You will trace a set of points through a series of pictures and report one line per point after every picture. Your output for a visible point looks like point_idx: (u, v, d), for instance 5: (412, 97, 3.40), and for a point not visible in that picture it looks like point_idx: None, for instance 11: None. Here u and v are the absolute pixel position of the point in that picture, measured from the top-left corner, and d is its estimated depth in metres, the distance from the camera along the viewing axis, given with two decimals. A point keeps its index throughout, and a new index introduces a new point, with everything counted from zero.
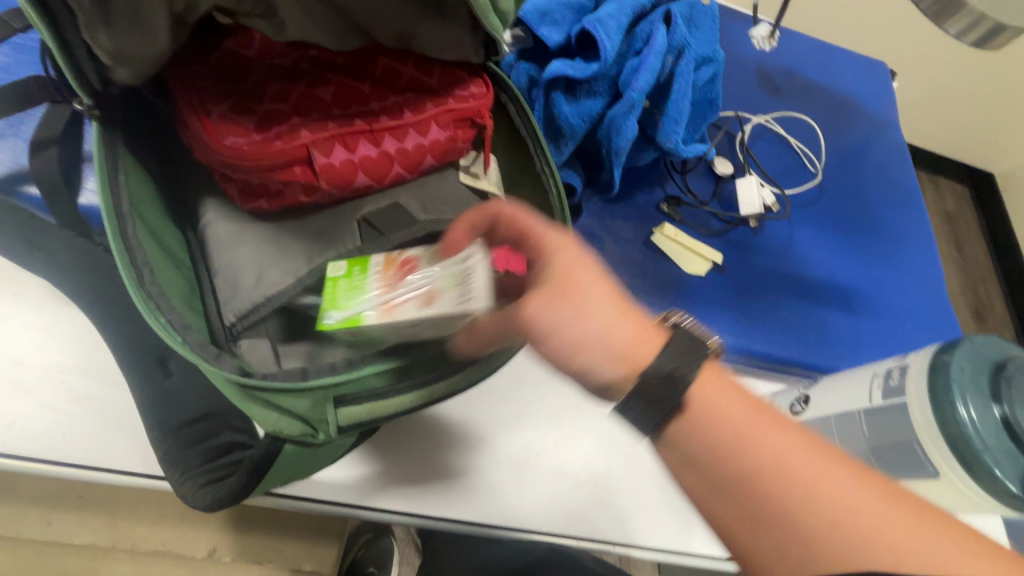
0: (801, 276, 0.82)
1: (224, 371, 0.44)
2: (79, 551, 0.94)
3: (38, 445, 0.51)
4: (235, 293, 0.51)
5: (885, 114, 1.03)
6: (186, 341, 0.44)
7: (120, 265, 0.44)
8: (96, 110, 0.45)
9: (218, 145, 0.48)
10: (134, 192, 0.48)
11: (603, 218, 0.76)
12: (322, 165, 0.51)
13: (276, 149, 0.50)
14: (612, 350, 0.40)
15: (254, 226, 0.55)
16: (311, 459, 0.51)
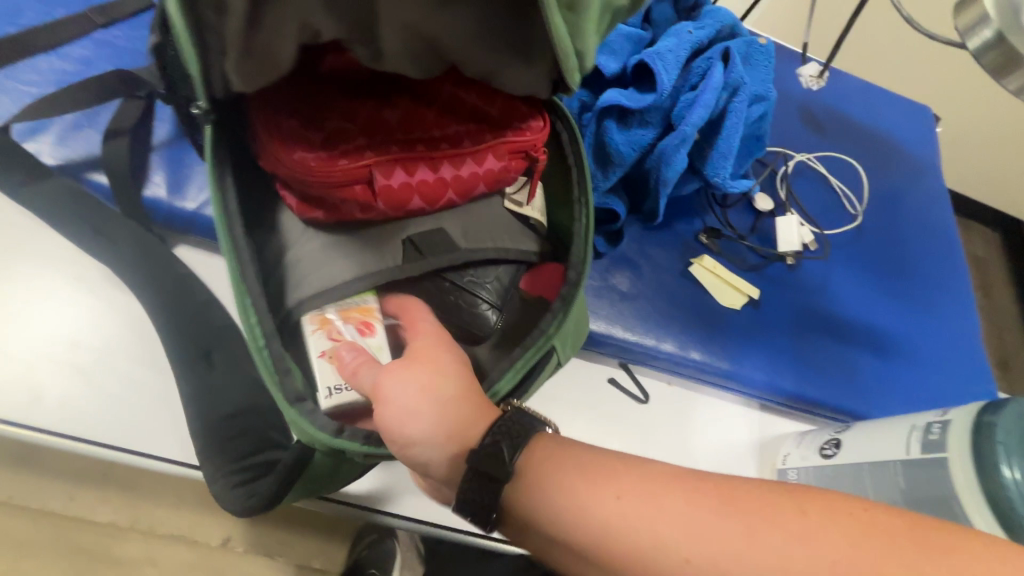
0: (836, 318, 0.81)
1: (283, 393, 0.46)
2: (100, 528, 0.97)
3: (89, 426, 0.53)
4: (300, 284, 0.55)
5: (927, 158, 1.02)
6: (268, 346, 0.47)
7: (227, 257, 0.47)
8: (209, 114, 0.48)
9: (287, 159, 0.50)
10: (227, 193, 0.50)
11: (642, 245, 0.77)
12: (382, 186, 0.53)
13: (340, 168, 0.51)
14: (442, 425, 0.41)
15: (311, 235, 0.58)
16: (336, 471, 0.50)
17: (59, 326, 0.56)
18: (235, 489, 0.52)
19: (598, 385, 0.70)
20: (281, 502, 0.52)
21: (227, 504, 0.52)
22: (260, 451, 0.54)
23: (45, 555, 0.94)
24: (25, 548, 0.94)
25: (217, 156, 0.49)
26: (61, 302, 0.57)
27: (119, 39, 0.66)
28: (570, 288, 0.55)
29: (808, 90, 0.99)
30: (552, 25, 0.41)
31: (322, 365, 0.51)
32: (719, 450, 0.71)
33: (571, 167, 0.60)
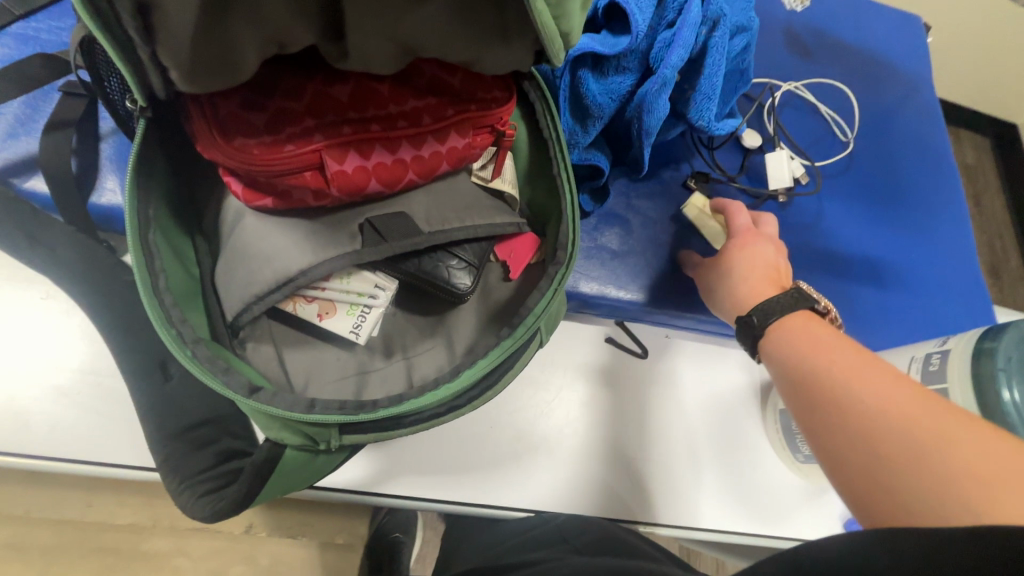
0: (830, 251, 0.80)
1: (234, 390, 0.43)
2: (126, 528, 1.00)
3: (79, 447, 0.53)
4: (233, 287, 0.48)
5: (919, 73, 0.97)
6: (196, 354, 0.42)
7: (135, 273, 0.41)
8: (148, 112, 0.41)
9: (225, 146, 0.44)
10: (154, 197, 0.45)
11: (629, 197, 0.74)
12: (334, 172, 0.46)
13: (284, 153, 0.45)
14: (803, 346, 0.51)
15: (249, 224, 0.49)
16: (311, 466, 0.48)
17: (31, 348, 0.55)
18: (200, 499, 0.49)
19: (595, 346, 0.70)
20: (250, 504, 0.47)
21: (193, 514, 0.48)
22: (229, 459, 0.51)
23: (76, 560, 0.97)
24: (55, 556, 0.97)
25: (141, 158, 0.43)
26: (26, 323, 0.55)
27: (40, 33, 0.60)
28: (559, 268, 0.53)
29: (792, 11, 0.93)
30: (534, 11, 0.37)
31: (331, 322, 0.52)
32: (719, 404, 0.70)
33: (548, 141, 0.56)
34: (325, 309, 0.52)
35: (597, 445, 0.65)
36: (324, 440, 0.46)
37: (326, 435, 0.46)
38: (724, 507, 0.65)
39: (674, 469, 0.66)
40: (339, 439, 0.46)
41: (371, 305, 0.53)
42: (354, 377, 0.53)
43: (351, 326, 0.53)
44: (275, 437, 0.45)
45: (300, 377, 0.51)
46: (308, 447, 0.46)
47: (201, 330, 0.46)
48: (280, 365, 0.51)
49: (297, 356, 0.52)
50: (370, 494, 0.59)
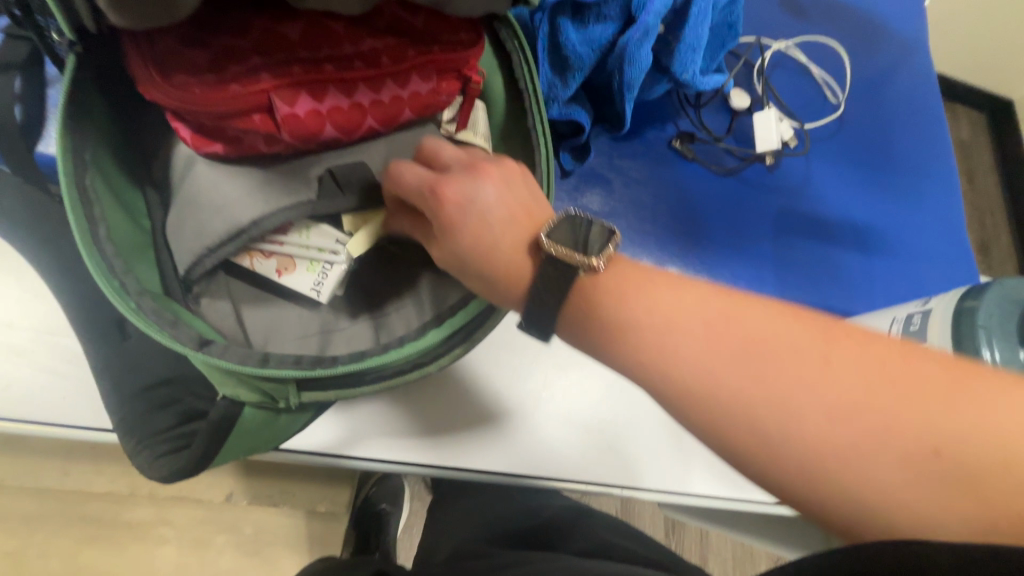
0: (816, 215, 0.78)
1: (181, 342, 0.41)
2: (103, 497, 0.99)
3: (38, 407, 0.51)
4: (185, 237, 0.47)
5: (915, 35, 0.94)
6: (142, 307, 0.41)
7: (72, 223, 0.40)
8: (79, 47, 0.40)
9: (164, 85, 0.42)
10: (94, 143, 0.43)
11: (611, 157, 0.72)
12: (284, 115, 0.44)
13: (229, 94, 0.42)
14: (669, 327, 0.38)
15: (200, 171, 0.48)
16: (271, 425, 0.48)
17: None
18: (158, 460, 0.47)
19: None
20: (205, 466, 0.47)
21: (150, 475, 0.47)
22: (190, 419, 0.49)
23: (56, 527, 0.97)
24: (35, 523, 0.97)
25: (73, 97, 0.41)
26: None
27: None
28: None
29: None
30: None
31: (291, 279, 0.51)
32: None
33: (523, 92, 0.53)
34: (285, 264, 0.51)
35: (577, 408, 0.64)
36: (282, 397, 0.46)
37: (284, 391, 0.46)
38: (707, 473, 0.64)
39: (655, 432, 0.65)
40: (298, 396, 0.47)
41: (333, 259, 0.52)
42: (317, 336, 0.51)
43: (312, 283, 0.51)
44: (231, 395, 0.45)
45: (261, 331, 0.50)
46: (267, 405, 0.47)
47: (151, 284, 0.44)
48: (237, 320, 0.50)
49: (255, 313, 0.51)
50: (343, 457, 0.58)
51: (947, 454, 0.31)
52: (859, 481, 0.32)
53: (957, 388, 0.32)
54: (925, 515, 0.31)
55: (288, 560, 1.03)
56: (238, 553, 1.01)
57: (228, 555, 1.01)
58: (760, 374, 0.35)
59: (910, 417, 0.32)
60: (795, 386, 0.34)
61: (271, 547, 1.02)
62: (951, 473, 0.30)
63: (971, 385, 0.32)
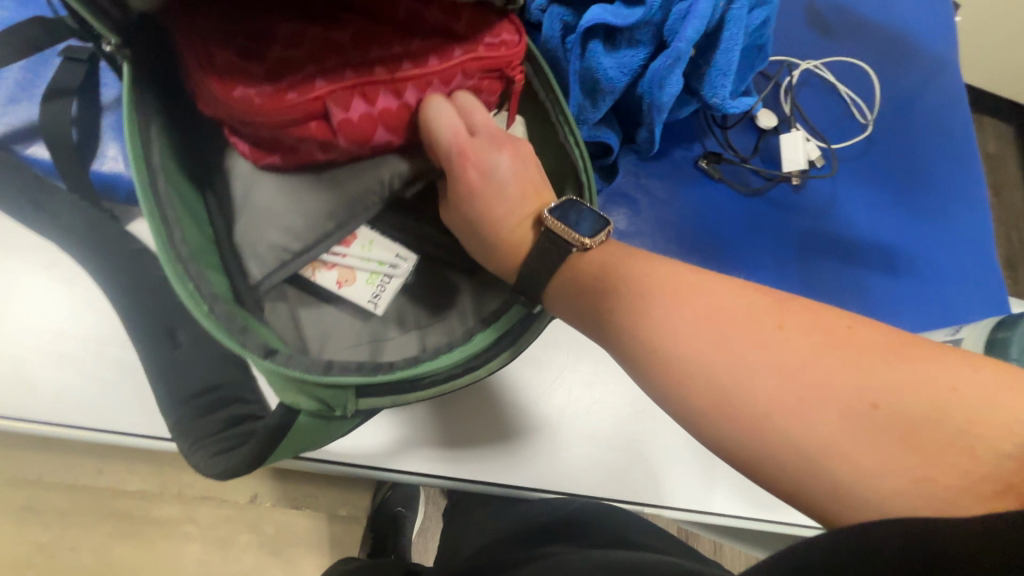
0: (844, 237, 0.78)
1: (251, 350, 0.43)
2: (133, 495, 1.02)
3: (89, 413, 0.54)
4: (258, 246, 0.51)
5: (945, 53, 0.94)
6: (214, 311, 0.42)
7: (151, 228, 0.41)
8: (123, 50, 0.42)
9: (226, 96, 0.43)
10: (161, 153, 0.46)
11: (638, 177, 0.73)
12: (340, 120, 0.46)
13: (287, 102, 0.44)
14: (654, 297, 0.41)
15: (269, 181, 0.52)
16: (324, 429, 0.48)
17: (37, 315, 0.55)
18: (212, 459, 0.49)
19: None
20: (262, 463, 0.48)
21: (204, 473, 0.49)
22: (241, 421, 0.51)
23: (89, 523, 1.01)
24: (69, 518, 1.00)
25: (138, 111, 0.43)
26: (33, 291, 0.56)
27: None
28: None
29: None
30: None
31: (349, 291, 0.55)
32: None
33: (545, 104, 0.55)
34: (345, 277, 0.55)
35: (604, 426, 0.65)
36: (340, 406, 0.45)
37: (342, 399, 0.45)
38: (732, 493, 0.65)
39: (683, 452, 0.66)
40: (355, 403, 0.45)
41: (392, 271, 0.56)
42: (368, 344, 0.53)
43: (370, 295, 0.55)
44: (290, 402, 0.45)
45: (313, 333, 0.53)
46: (321, 413, 0.46)
47: (221, 289, 0.45)
48: (295, 325, 0.52)
49: (311, 318, 0.53)
50: (376, 469, 0.60)
51: (885, 408, 0.33)
52: (810, 437, 0.34)
53: (902, 353, 0.34)
54: (874, 467, 0.33)
55: (310, 561, 1.05)
56: (260, 553, 1.04)
57: (250, 554, 1.04)
58: (719, 351, 0.37)
59: (853, 380, 0.34)
60: (753, 344, 0.37)
61: (293, 548, 1.05)
62: (893, 426, 0.33)
63: (909, 349, 0.35)
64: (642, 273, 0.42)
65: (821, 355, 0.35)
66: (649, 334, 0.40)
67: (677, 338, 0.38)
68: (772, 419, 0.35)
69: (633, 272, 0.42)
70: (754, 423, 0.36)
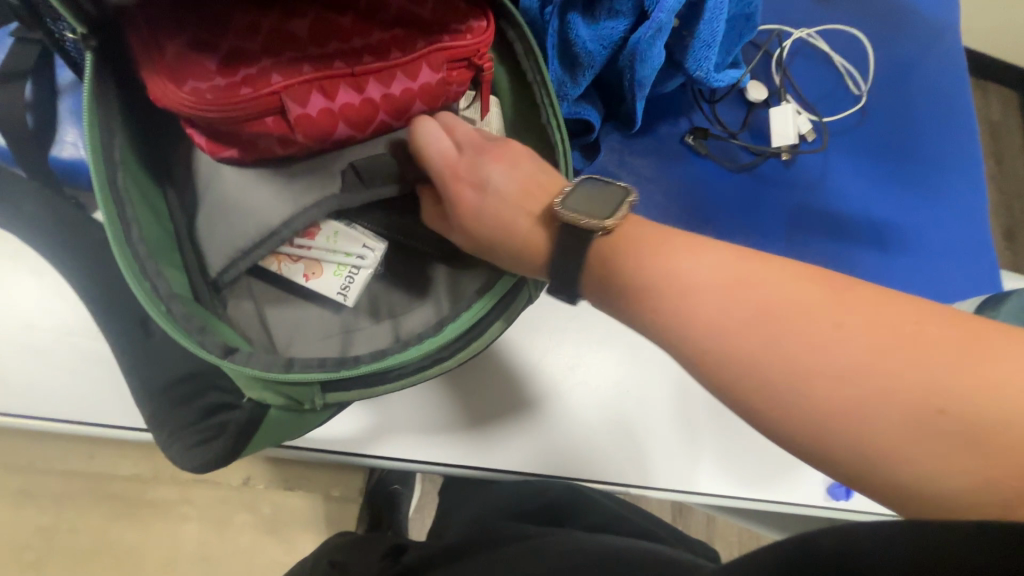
0: (832, 214, 0.76)
1: (209, 351, 0.41)
2: (127, 478, 1.03)
3: (65, 404, 0.53)
4: (218, 238, 0.49)
5: (945, 18, 0.90)
6: (172, 312, 0.41)
7: (105, 225, 0.39)
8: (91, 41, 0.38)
9: (176, 90, 0.42)
10: (120, 145, 0.43)
11: (622, 155, 0.71)
12: (297, 117, 0.46)
13: (241, 97, 0.43)
14: (697, 281, 0.37)
15: (229, 172, 0.50)
16: (297, 420, 0.49)
17: (6, 307, 0.54)
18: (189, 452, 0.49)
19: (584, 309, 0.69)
20: (237, 457, 0.49)
21: (182, 466, 0.49)
22: (218, 411, 0.51)
23: (85, 507, 1.02)
24: (65, 502, 1.02)
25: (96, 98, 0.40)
26: (0, 282, 0.55)
27: None
28: None
29: None
30: None
31: (317, 283, 0.52)
32: None
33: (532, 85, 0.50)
34: (313, 269, 0.52)
35: (586, 409, 0.65)
36: (307, 400, 0.46)
37: (308, 395, 0.45)
38: (715, 471, 0.66)
39: (667, 433, 0.66)
40: (323, 398, 0.46)
41: (362, 261, 0.52)
42: (338, 336, 0.51)
43: (338, 287, 0.52)
44: (258, 397, 0.46)
45: (282, 331, 0.51)
46: (292, 406, 0.47)
47: (179, 287, 0.44)
48: (261, 321, 0.51)
49: (277, 313, 0.52)
50: (356, 454, 0.61)
51: (975, 418, 0.29)
52: (871, 437, 0.31)
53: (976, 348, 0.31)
54: (933, 470, 0.30)
55: (306, 540, 1.07)
56: (257, 532, 1.06)
57: (247, 533, 1.06)
58: (784, 307, 0.35)
59: (918, 378, 0.31)
60: (805, 336, 0.34)
61: (289, 528, 1.07)
62: (987, 443, 0.29)
63: (984, 342, 0.31)
64: (677, 250, 0.39)
65: (880, 342, 0.32)
66: (679, 317, 0.37)
67: (715, 326, 0.36)
68: (821, 413, 0.33)
69: (671, 259, 0.39)
70: (802, 417, 0.33)
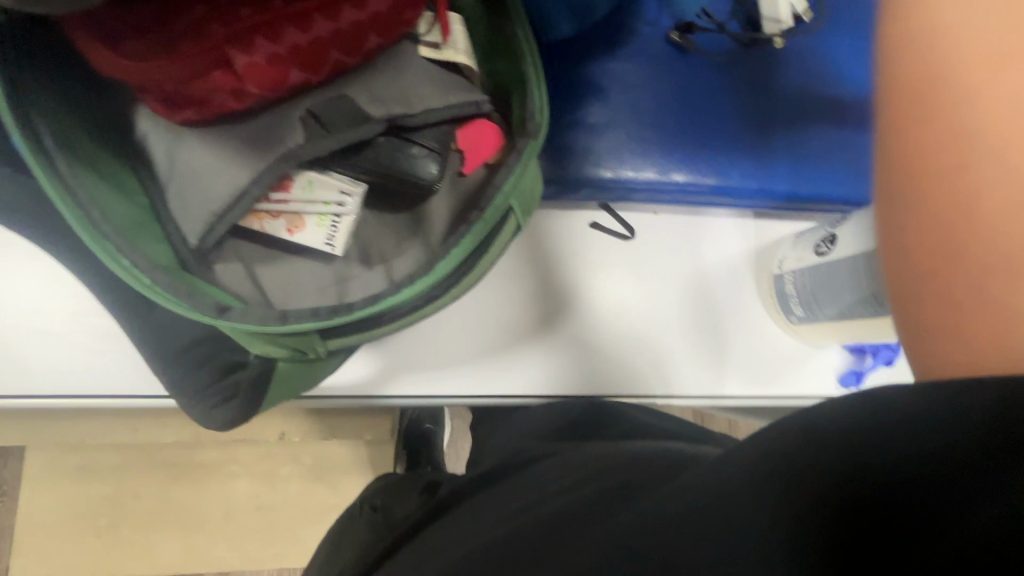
0: (834, 98, 0.71)
1: (202, 312, 0.42)
2: (172, 445, 1.09)
3: (93, 380, 0.56)
4: (187, 206, 0.47)
5: None
6: (156, 282, 0.41)
7: (65, 213, 0.39)
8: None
9: (110, 57, 0.40)
10: (58, 119, 0.42)
11: (604, 63, 0.67)
12: (244, 65, 0.44)
13: (183, 53, 0.42)
14: None
15: (189, 136, 0.48)
16: (309, 371, 0.50)
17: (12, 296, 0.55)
18: (212, 410, 0.53)
19: (580, 231, 0.68)
20: (254, 414, 0.52)
21: (207, 424, 0.53)
22: (231, 371, 0.54)
23: (142, 475, 1.09)
24: (121, 473, 1.08)
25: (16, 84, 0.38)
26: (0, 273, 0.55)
27: None
28: (529, 143, 0.48)
29: None
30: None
31: (302, 236, 0.51)
32: (721, 266, 0.71)
33: None
34: (295, 223, 0.51)
35: (601, 330, 0.67)
36: (310, 348, 0.47)
37: (309, 342, 0.47)
38: (735, 375, 0.69)
39: (681, 344, 0.68)
40: (323, 344, 0.48)
41: (342, 209, 0.51)
42: (334, 286, 0.51)
43: (324, 237, 0.51)
44: (262, 352, 0.47)
45: (276, 289, 0.50)
46: (297, 356, 0.48)
47: (164, 260, 0.44)
48: (253, 281, 0.50)
49: (269, 271, 0.51)
50: (374, 396, 0.63)
51: None
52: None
53: None
54: None
55: (350, 481, 1.14)
56: (304, 480, 1.13)
57: (295, 482, 1.13)
58: None
59: None
60: None
61: (333, 473, 1.13)
62: None
63: None
64: None
65: None
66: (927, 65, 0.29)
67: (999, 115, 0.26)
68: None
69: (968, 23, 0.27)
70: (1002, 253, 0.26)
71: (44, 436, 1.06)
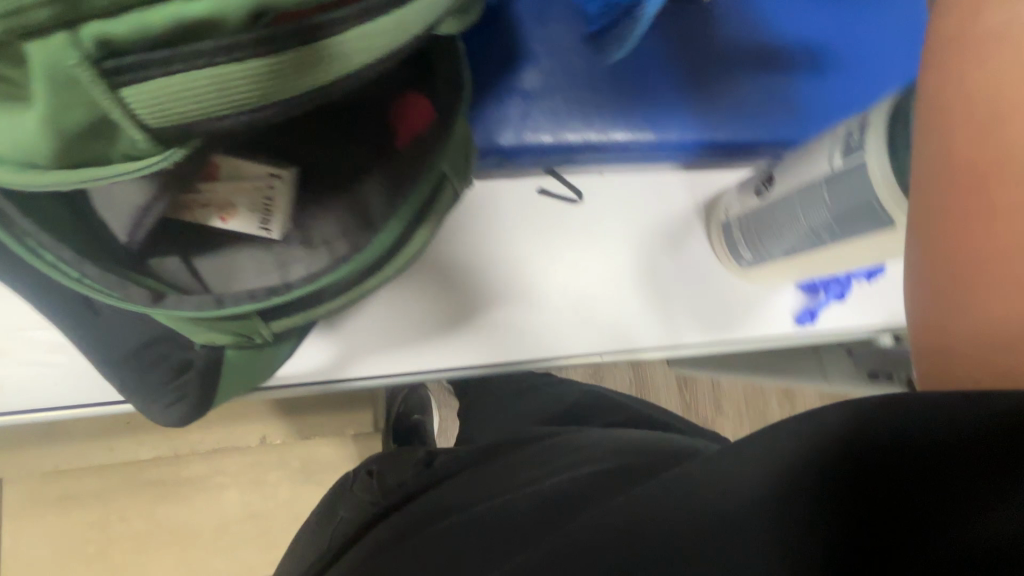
0: (761, 44, 0.71)
1: (136, 301, 0.42)
2: (152, 462, 1.08)
3: (48, 395, 0.55)
4: (113, 205, 0.45)
5: None
6: (85, 275, 0.41)
7: None
8: None
9: None
10: None
11: (530, 27, 0.67)
12: None
13: None
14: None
15: None
16: (256, 356, 0.54)
17: None
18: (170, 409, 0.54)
19: (526, 199, 0.69)
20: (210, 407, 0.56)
21: (161, 421, 0.54)
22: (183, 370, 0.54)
23: (126, 496, 1.08)
24: (105, 497, 1.07)
25: None
26: None
27: None
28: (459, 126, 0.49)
29: None
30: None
31: (236, 225, 0.51)
32: (666, 221, 0.72)
33: None
34: (226, 210, 0.50)
35: (554, 294, 0.68)
36: (254, 330, 0.50)
37: (251, 325, 0.49)
38: (693, 324, 0.70)
39: (634, 299, 0.70)
40: (266, 326, 0.50)
41: (274, 194, 0.51)
42: (274, 270, 0.52)
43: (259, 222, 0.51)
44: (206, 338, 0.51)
45: (217, 279, 0.52)
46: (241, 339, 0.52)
47: (88, 254, 0.42)
48: (191, 272, 0.51)
49: (208, 260, 0.52)
50: (334, 379, 0.63)
51: None
52: None
53: None
54: None
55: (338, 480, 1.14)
56: (292, 483, 1.12)
57: (284, 486, 1.12)
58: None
59: None
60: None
61: (321, 474, 1.13)
62: None
63: None
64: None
65: None
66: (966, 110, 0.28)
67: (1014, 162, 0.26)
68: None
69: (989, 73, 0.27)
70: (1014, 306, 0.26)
71: (19, 467, 1.04)
